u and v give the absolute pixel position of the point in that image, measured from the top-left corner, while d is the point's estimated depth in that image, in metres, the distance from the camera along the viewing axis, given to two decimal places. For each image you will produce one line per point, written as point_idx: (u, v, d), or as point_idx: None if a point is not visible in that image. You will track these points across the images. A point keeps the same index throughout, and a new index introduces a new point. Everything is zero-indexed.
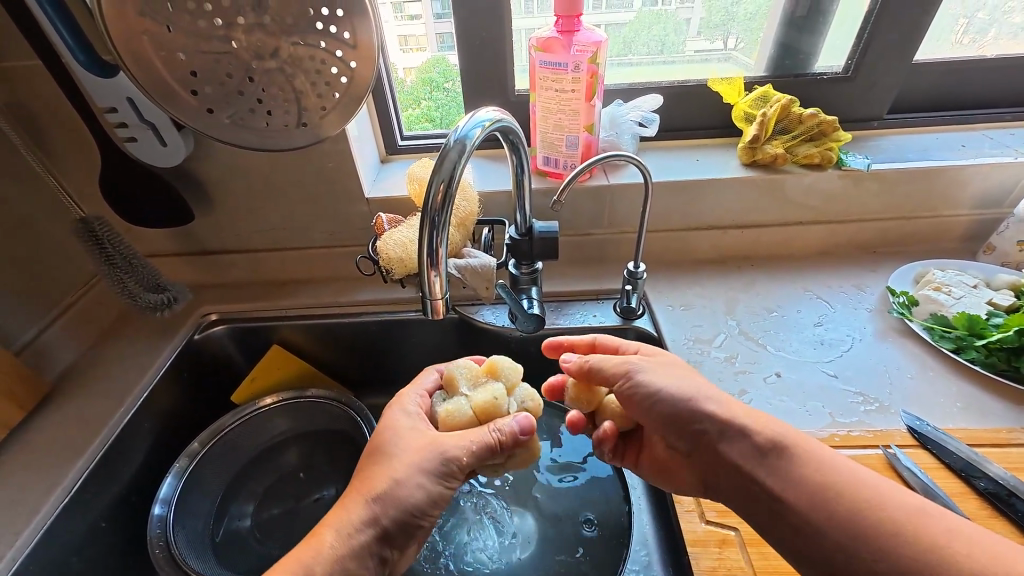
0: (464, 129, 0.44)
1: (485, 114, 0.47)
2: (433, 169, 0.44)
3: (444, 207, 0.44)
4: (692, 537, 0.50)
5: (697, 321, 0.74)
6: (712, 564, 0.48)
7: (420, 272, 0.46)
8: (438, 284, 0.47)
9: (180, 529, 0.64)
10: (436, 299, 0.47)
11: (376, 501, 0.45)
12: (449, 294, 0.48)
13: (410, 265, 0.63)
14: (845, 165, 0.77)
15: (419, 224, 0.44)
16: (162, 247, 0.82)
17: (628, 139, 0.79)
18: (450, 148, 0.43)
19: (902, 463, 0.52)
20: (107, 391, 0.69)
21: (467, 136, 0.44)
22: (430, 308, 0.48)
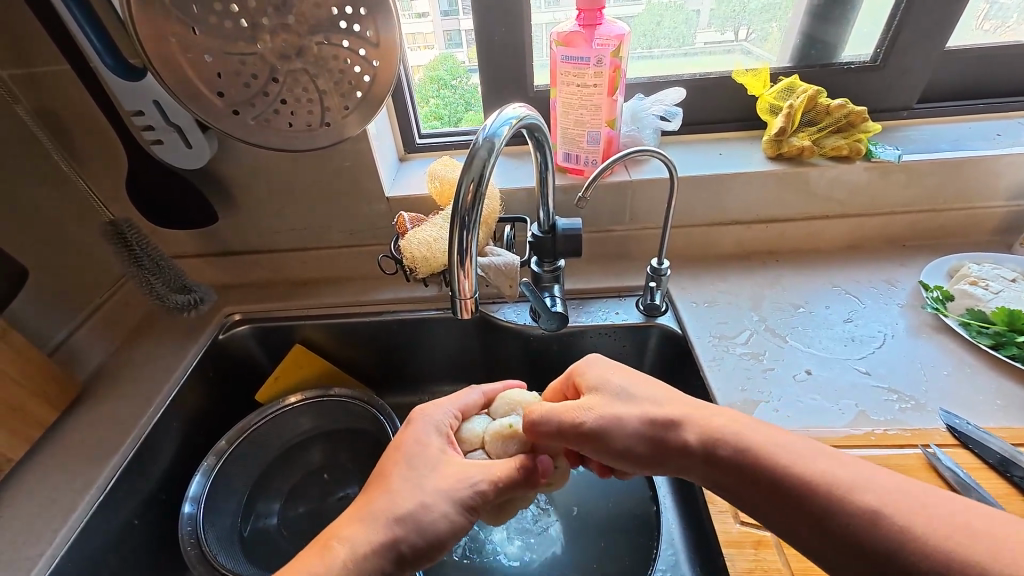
0: (492, 126, 0.44)
1: (512, 109, 0.47)
2: (462, 169, 0.43)
3: (474, 205, 0.43)
4: (726, 537, 0.48)
5: (722, 317, 0.73)
6: (749, 565, 0.46)
7: (449, 273, 0.45)
8: (467, 284, 0.46)
9: (209, 527, 0.65)
10: (465, 298, 0.47)
11: (400, 523, 0.43)
12: (477, 294, 0.48)
13: (435, 264, 0.63)
14: (874, 157, 0.76)
15: (450, 224, 0.43)
16: (185, 248, 0.83)
17: (650, 134, 0.77)
18: (479, 147, 0.43)
19: (942, 463, 0.50)
20: (136, 390, 0.70)
21: (496, 134, 0.44)
22: (459, 307, 0.47)
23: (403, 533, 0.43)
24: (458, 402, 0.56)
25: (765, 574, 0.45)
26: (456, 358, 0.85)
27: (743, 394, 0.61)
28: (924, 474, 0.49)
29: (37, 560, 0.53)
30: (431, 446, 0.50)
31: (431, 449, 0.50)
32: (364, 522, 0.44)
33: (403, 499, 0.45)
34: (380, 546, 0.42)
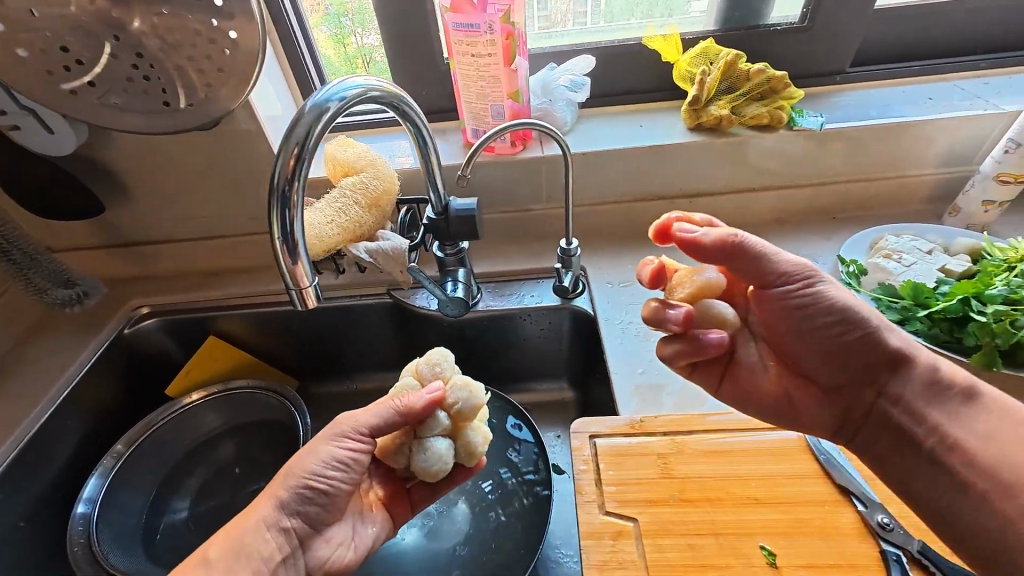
0: (325, 91, 0.42)
1: (364, 79, 0.46)
2: (285, 137, 0.41)
3: (293, 178, 0.40)
4: (586, 529, 0.44)
5: (634, 298, 0.70)
6: (603, 558, 0.42)
7: (277, 262, 0.42)
8: (299, 272, 0.42)
9: (105, 527, 0.64)
10: (302, 287, 0.43)
11: (286, 498, 0.50)
12: (319, 281, 0.44)
13: (313, 252, 0.58)
14: (797, 125, 0.72)
15: (266, 201, 0.40)
16: (85, 240, 0.79)
17: (562, 106, 0.74)
18: (303, 112, 0.41)
19: (821, 446, 0.47)
20: (27, 389, 0.68)
21: (325, 99, 0.42)
22: (298, 298, 0.43)
23: (289, 505, 0.50)
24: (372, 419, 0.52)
25: (619, 567, 0.41)
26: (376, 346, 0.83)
27: (640, 378, 0.59)
28: (802, 458, 0.47)
29: None
30: (346, 435, 0.52)
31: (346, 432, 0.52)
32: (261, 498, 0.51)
33: (298, 476, 0.51)
34: (272, 514, 0.50)
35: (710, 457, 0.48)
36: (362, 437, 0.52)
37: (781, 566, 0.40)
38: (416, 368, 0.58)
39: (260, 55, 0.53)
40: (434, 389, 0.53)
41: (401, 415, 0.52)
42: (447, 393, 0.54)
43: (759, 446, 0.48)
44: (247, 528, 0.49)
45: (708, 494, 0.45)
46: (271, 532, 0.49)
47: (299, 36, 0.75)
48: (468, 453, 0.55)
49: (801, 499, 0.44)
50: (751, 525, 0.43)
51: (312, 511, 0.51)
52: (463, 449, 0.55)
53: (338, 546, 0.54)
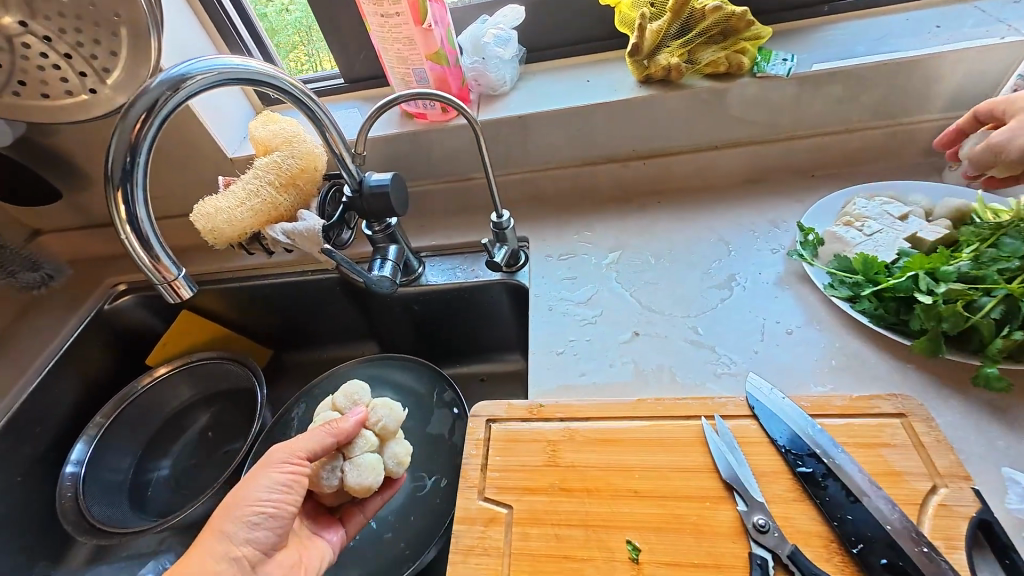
0: (179, 66, 0.42)
1: (237, 61, 0.46)
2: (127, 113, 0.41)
3: (135, 151, 0.40)
4: (462, 514, 0.44)
5: (571, 272, 0.67)
6: (471, 543, 0.42)
7: (132, 258, 0.41)
8: (162, 262, 0.42)
9: (93, 482, 0.72)
10: (171, 279, 0.43)
11: (234, 525, 0.48)
12: (188, 271, 0.44)
13: (221, 238, 0.59)
14: (761, 71, 0.64)
15: (106, 181, 0.40)
16: (64, 222, 0.84)
17: (496, 65, 0.69)
18: (152, 87, 0.41)
19: (715, 439, 0.44)
20: (18, 361, 0.75)
21: (179, 74, 0.42)
22: (168, 289, 0.43)
23: (237, 533, 0.48)
24: (309, 443, 0.52)
25: (484, 553, 0.42)
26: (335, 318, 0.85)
27: (558, 358, 0.57)
28: (697, 450, 0.44)
29: None
30: (282, 463, 0.50)
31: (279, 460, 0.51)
32: (207, 536, 0.47)
33: (240, 506, 0.49)
34: (221, 551, 0.47)
35: (602, 446, 0.46)
36: (303, 461, 0.51)
37: (642, 562, 0.39)
38: (333, 401, 0.60)
39: (153, 30, 0.52)
40: (358, 411, 0.56)
41: (336, 436, 0.53)
42: (369, 415, 0.57)
43: (656, 436, 0.46)
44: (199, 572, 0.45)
45: (587, 484, 0.44)
46: (221, 565, 0.46)
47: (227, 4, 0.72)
48: (397, 464, 0.57)
49: (685, 493, 0.42)
50: (622, 518, 0.41)
51: (263, 537, 0.49)
52: (391, 460, 0.57)
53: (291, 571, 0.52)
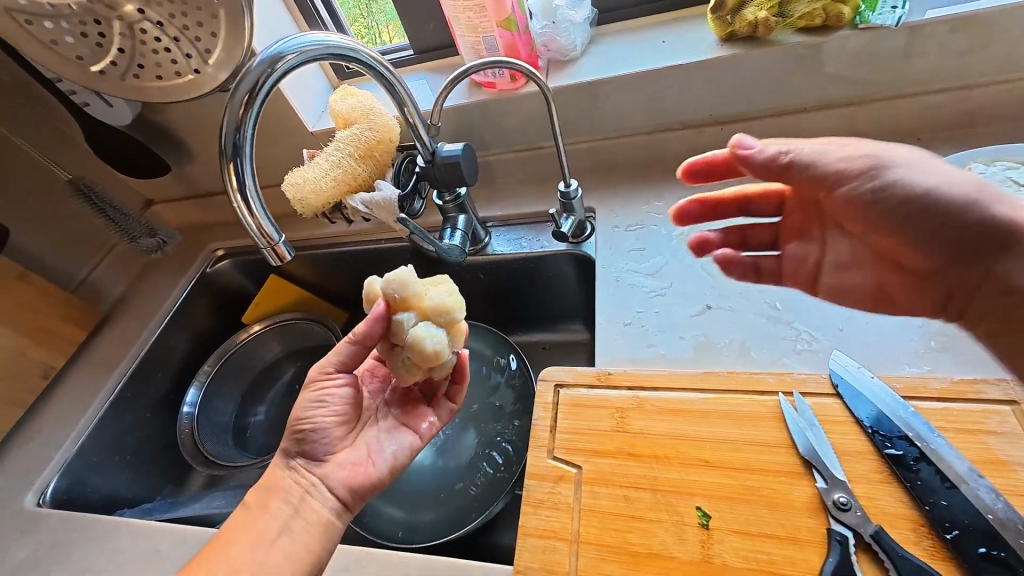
0: (273, 47, 0.45)
1: (324, 36, 0.48)
2: (232, 92, 0.44)
3: (241, 130, 0.44)
4: (533, 470, 0.46)
5: (640, 242, 0.66)
6: (541, 497, 0.44)
7: (242, 224, 0.45)
8: (267, 227, 0.46)
9: (205, 421, 0.83)
10: (274, 244, 0.47)
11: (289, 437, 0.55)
12: (288, 237, 0.48)
13: (310, 207, 0.63)
14: (866, 21, 0.57)
15: (222, 157, 0.44)
16: (172, 193, 0.94)
17: (567, 29, 0.67)
18: (252, 68, 0.44)
19: (793, 415, 0.43)
20: (141, 314, 0.86)
21: (275, 53, 0.45)
22: (272, 253, 0.48)
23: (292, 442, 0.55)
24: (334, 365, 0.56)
25: (554, 507, 0.44)
26: None
27: (626, 329, 0.58)
28: (773, 424, 0.43)
29: (67, 440, 0.72)
30: (317, 381, 0.56)
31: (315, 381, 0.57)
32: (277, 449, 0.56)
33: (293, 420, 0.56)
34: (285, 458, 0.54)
35: (673, 416, 0.46)
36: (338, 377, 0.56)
37: (712, 528, 0.40)
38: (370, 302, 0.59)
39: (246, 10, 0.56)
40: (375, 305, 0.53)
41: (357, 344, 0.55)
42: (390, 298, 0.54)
43: (728, 408, 0.45)
44: (271, 475, 0.54)
45: (655, 451, 0.45)
46: (287, 469, 0.54)
47: None
48: (448, 316, 0.54)
49: (760, 465, 0.42)
50: (692, 485, 0.42)
51: (319, 445, 0.55)
52: (442, 317, 0.55)
53: (360, 467, 0.55)
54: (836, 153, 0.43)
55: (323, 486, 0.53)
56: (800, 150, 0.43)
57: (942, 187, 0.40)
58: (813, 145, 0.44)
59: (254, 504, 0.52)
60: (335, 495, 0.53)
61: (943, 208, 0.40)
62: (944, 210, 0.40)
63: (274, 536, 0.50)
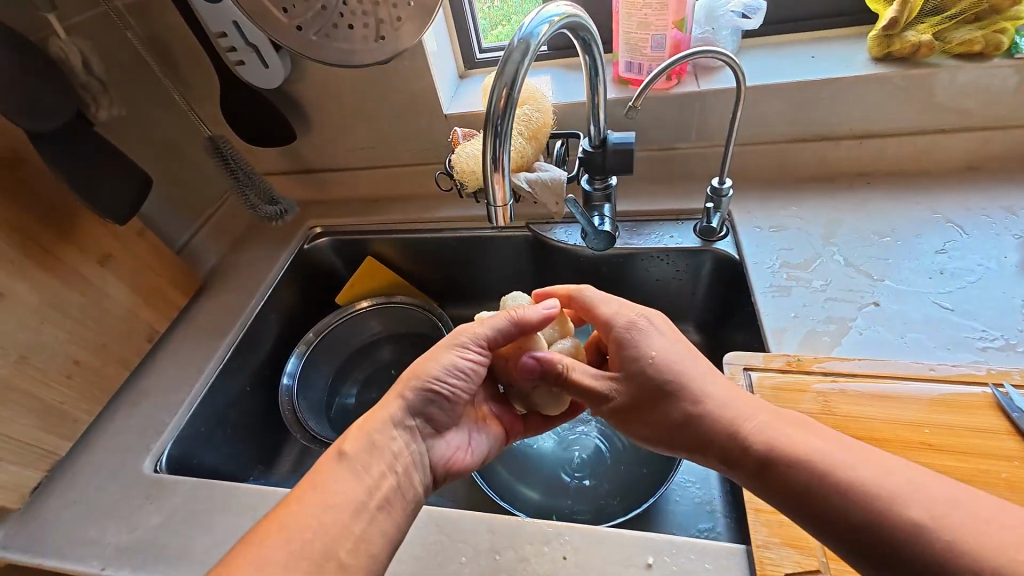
0: (530, 26, 0.43)
1: (560, 9, 0.46)
2: (496, 74, 0.43)
3: (505, 114, 0.44)
4: None
5: (787, 244, 0.68)
6: None
7: (484, 187, 0.46)
8: (501, 192, 0.47)
9: (302, 398, 0.79)
10: (499, 207, 0.48)
11: (413, 395, 0.49)
12: (513, 203, 0.48)
13: (483, 179, 0.64)
14: (1020, 53, 0.62)
15: (483, 131, 0.44)
16: (274, 167, 0.93)
17: (726, 35, 0.70)
18: (513, 50, 0.43)
19: (1013, 404, 0.45)
20: (243, 285, 0.83)
21: (531, 35, 0.43)
22: (495, 217, 0.48)
23: (416, 404, 0.49)
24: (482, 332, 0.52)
25: None
26: (511, 277, 0.89)
27: (795, 322, 0.59)
28: (988, 413, 0.46)
29: (180, 405, 0.68)
30: (462, 348, 0.52)
31: (457, 344, 0.52)
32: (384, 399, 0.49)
33: (420, 377, 0.50)
34: (398, 417, 0.49)
35: (883, 401, 0.48)
36: (479, 347, 0.52)
37: None
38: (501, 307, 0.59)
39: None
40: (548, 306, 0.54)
41: (514, 324, 0.53)
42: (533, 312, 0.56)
43: (939, 398, 0.47)
44: (376, 428, 0.47)
45: (874, 433, 0.46)
46: (397, 430, 0.48)
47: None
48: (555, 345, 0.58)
49: (987, 450, 0.44)
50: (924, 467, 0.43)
51: (434, 415, 0.50)
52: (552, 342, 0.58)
53: (456, 451, 0.53)
54: (697, 380, 0.45)
55: (428, 462, 0.49)
56: (652, 332, 0.49)
57: (864, 466, 0.37)
58: (669, 356, 0.47)
59: (355, 459, 0.45)
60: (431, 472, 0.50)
61: (790, 468, 0.39)
62: (785, 490, 0.39)
63: (377, 501, 0.44)
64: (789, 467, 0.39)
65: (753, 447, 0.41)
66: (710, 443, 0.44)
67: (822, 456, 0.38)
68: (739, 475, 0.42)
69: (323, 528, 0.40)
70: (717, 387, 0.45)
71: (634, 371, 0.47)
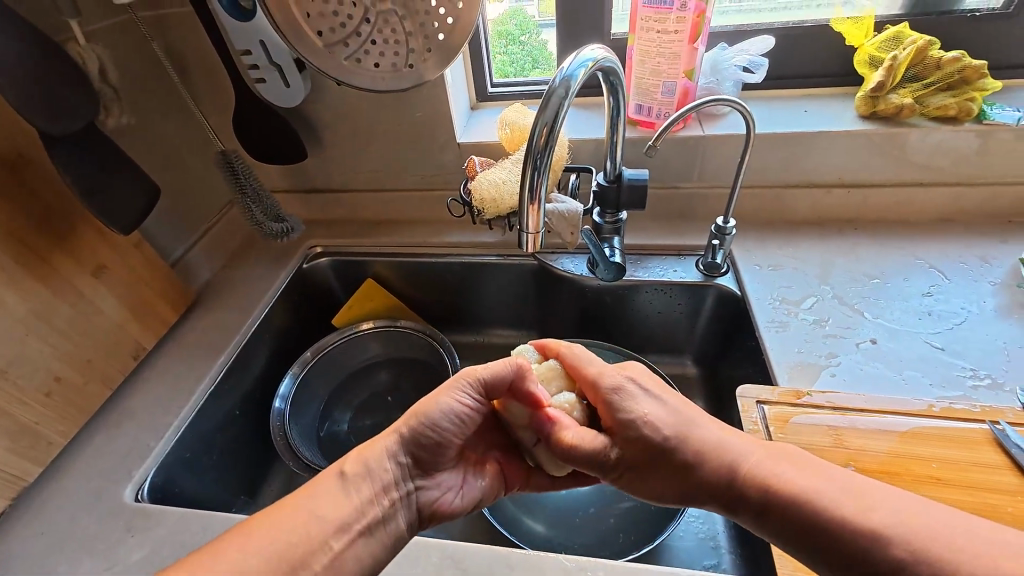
0: (569, 68, 0.46)
1: (598, 53, 0.49)
2: (537, 110, 0.46)
3: (545, 149, 0.46)
4: None
5: (786, 282, 0.71)
6: None
7: (519, 214, 0.49)
8: (534, 221, 0.50)
9: (294, 424, 0.74)
10: (530, 234, 0.50)
11: (413, 431, 0.47)
12: (543, 231, 0.51)
13: (503, 207, 0.66)
14: (988, 119, 0.69)
15: (523, 163, 0.47)
16: (278, 184, 0.91)
17: (730, 86, 0.75)
18: (555, 89, 0.46)
19: (1011, 440, 0.48)
20: (238, 303, 0.80)
21: (571, 76, 0.46)
22: (525, 242, 0.51)
23: (413, 441, 0.47)
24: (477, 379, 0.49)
25: None
26: (513, 304, 0.89)
27: (800, 357, 0.61)
28: (989, 449, 0.48)
29: (167, 429, 0.64)
30: (464, 392, 0.49)
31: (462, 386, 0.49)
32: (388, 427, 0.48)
33: (421, 412, 0.48)
34: (394, 449, 0.47)
35: (891, 436, 0.50)
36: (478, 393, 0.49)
37: None
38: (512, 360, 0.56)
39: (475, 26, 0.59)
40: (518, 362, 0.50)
41: (515, 375, 0.50)
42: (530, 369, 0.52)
43: (941, 433, 0.50)
44: (371, 454, 0.46)
45: (885, 468, 0.47)
46: (390, 461, 0.46)
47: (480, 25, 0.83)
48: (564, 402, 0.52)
49: (991, 485, 0.45)
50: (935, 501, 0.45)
51: (428, 454, 0.48)
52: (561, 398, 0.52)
53: (446, 493, 0.49)
54: (697, 428, 0.45)
55: (415, 502, 0.47)
56: (641, 392, 0.48)
57: (873, 511, 0.38)
58: (660, 410, 0.46)
59: (349, 481, 0.44)
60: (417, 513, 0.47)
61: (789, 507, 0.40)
62: (786, 528, 0.40)
63: (357, 531, 0.42)
64: (789, 504, 0.40)
65: (751, 493, 0.42)
66: (714, 491, 0.44)
67: (819, 493, 0.40)
68: (744, 518, 0.43)
69: (305, 537, 0.40)
70: (714, 435, 0.45)
71: (632, 432, 0.46)
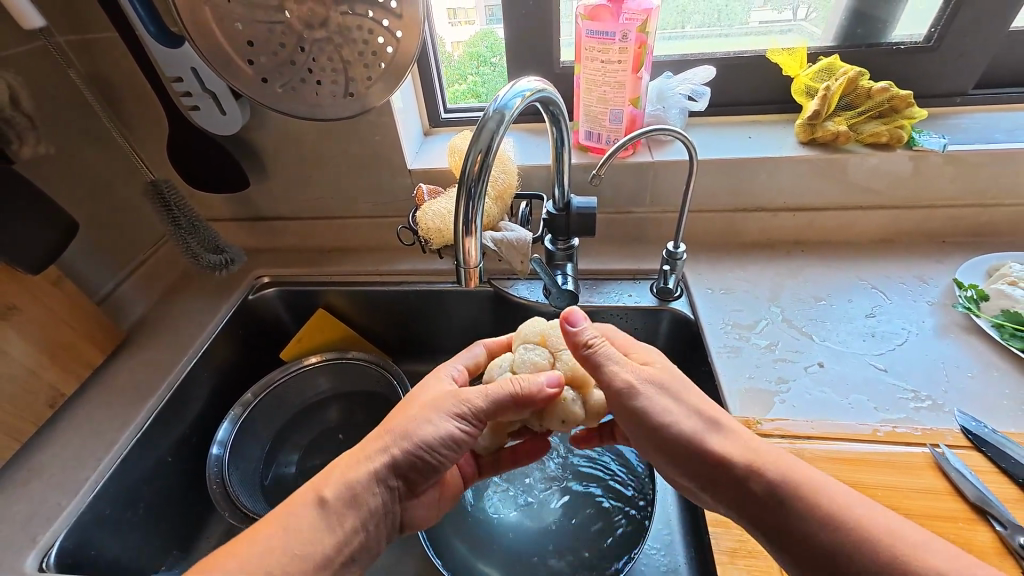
0: (503, 98, 0.45)
1: (535, 84, 0.48)
2: (471, 139, 0.45)
3: (480, 178, 0.45)
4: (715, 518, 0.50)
5: (737, 305, 0.72)
6: (733, 544, 0.48)
7: (456, 245, 0.47)
8: (473, 253, 0.48)
9: (234, 470, 0.69)
10: (470, 267, 0.49)
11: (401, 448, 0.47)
12: (483, 264, 0.50)
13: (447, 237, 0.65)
14: (917, 145, 0.72)
15: (457, 194, 0.45)
16: (222, 212, 0.88)
17: (675, 114, 0.77)
18: (489, 118, 0.44)
19: (950, 463, 0.48)
20: (173, 339, 0.75)
21: (506, 106, 0.45)
22: (464, 277, 0.49)
23: (402, 457, 0.47)
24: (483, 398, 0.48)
25: (750, 554, 0.47)
26: (470, 331, 0.87)
27: (750, 382, 0.61)
28: (930, 474, 0.48)
29: (82, 484, 0.59)
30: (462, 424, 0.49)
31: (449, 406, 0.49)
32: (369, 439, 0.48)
33: (409, 427, 0.48)
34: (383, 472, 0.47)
35: (838, 463, 0.50)
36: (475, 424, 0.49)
37: None
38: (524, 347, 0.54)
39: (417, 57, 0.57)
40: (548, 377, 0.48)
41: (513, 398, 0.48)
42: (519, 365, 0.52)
43: (886, 458, 0.50)
44: (356, 476, 0.46)
45: None
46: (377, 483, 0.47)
47: (432, 54, 0.82)
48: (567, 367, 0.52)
49: (933, 512, 0.46)
50: None
51: (415, 478, 0.49)
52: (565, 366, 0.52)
53: (426, 505, 0.53)
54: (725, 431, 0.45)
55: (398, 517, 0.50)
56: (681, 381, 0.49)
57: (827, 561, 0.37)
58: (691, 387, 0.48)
59: (333, 508, 0.45)
60: (399, 523, 0.51)
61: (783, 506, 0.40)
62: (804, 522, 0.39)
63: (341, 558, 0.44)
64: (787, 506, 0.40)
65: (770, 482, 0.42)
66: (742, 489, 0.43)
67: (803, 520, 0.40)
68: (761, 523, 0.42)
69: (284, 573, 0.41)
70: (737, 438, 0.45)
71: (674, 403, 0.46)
